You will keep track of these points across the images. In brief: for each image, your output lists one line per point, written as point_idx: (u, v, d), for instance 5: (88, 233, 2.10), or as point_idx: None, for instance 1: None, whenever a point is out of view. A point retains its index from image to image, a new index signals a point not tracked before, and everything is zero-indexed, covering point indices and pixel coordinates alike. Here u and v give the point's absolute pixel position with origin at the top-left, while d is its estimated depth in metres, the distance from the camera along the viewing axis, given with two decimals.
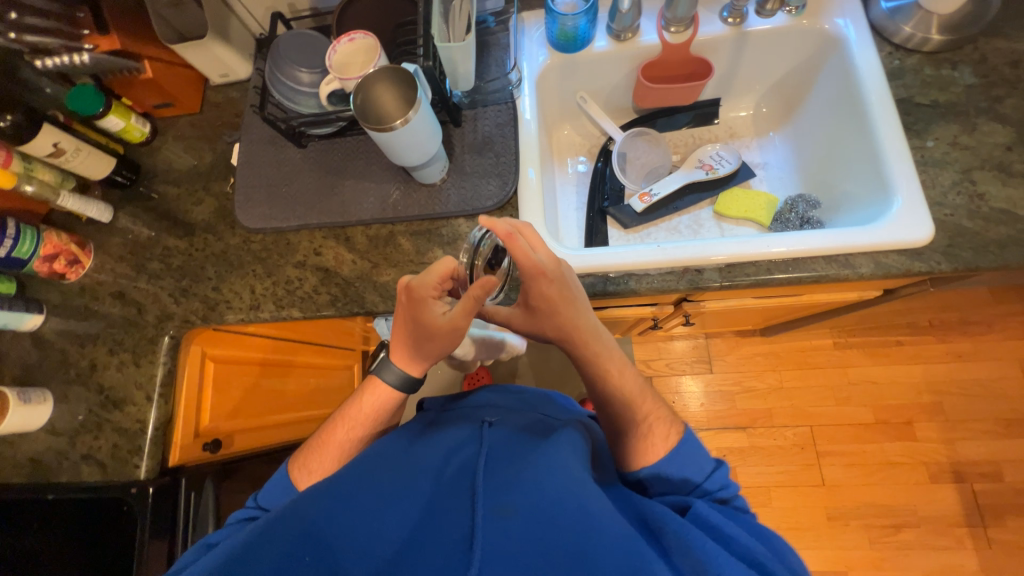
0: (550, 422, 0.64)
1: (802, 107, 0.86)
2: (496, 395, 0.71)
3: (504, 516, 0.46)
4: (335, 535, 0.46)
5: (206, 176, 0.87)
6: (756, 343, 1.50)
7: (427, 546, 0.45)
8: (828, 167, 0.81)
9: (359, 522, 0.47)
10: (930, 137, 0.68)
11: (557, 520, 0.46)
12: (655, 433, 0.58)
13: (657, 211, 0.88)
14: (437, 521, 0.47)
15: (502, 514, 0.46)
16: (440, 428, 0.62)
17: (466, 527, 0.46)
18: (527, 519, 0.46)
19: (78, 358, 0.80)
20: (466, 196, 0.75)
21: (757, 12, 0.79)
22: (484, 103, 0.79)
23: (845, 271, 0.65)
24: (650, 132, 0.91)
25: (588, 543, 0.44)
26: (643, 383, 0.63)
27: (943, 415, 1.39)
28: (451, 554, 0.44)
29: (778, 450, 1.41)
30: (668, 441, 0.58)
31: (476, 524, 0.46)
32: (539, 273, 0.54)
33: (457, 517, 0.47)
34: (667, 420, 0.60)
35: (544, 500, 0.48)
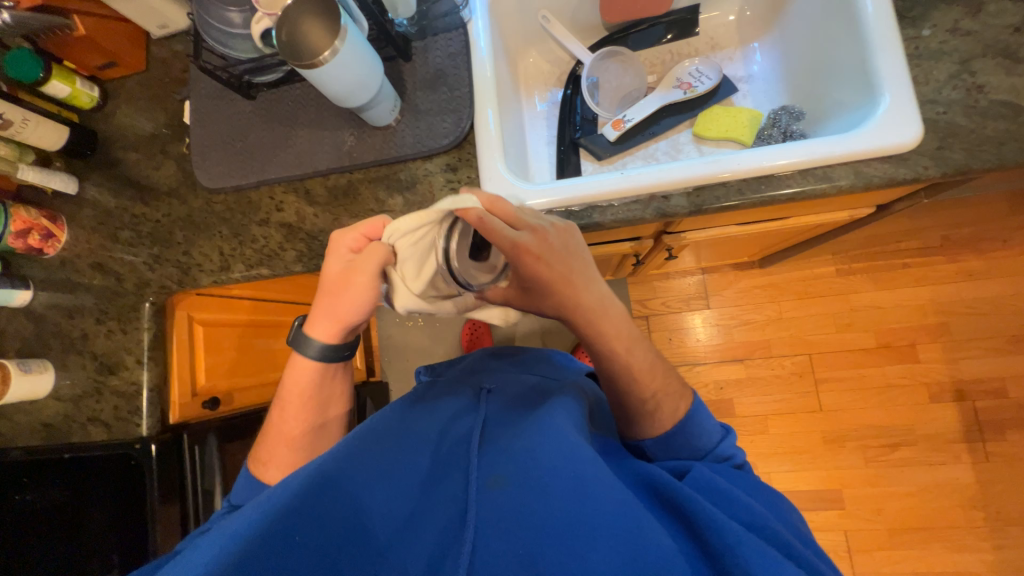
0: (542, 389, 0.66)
1: (789, 5, 0.76)
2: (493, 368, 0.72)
3: (496, 487, 0.47)
4: (328, 499, 0.45)
5: (163, 139, 0.84)
6: (754, 276, 1.46)
7: (422, 524, 0.46)
8: (816, 73, 0.73)
9: (350, 491, 0.46)
10: (927, 25, 0.60)
11: (550, 482, 0.46)
12: (664, 409, 0.60)
13: (632, 138, 0.82)
14: (436, 495, 0.49)
15: (495, 484, 0.48)
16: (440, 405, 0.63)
17: (461, 502, 0.47)
18: (516, 488, 0.47)
19: (70, 328, 0.83)
20: (421, 136, 0.71)
21: None
22: (433, 31, 0.73)
23: (823, 186, 0.60)
24: (623, 51, 0.84)
25: (581, 505, 0.43)
26: (655, 357, 0.62)
27: (949, 335, 1.36)
28: (447, 530, 0.45)
29: (777, 380, 1.42)
30: (677, 412, 0.60)
31: (469, 497, 0.47)
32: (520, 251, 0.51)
33: (454, 491, 0.49)
34: (678, 393, 0.62)
35: (535, 465, 0.48)
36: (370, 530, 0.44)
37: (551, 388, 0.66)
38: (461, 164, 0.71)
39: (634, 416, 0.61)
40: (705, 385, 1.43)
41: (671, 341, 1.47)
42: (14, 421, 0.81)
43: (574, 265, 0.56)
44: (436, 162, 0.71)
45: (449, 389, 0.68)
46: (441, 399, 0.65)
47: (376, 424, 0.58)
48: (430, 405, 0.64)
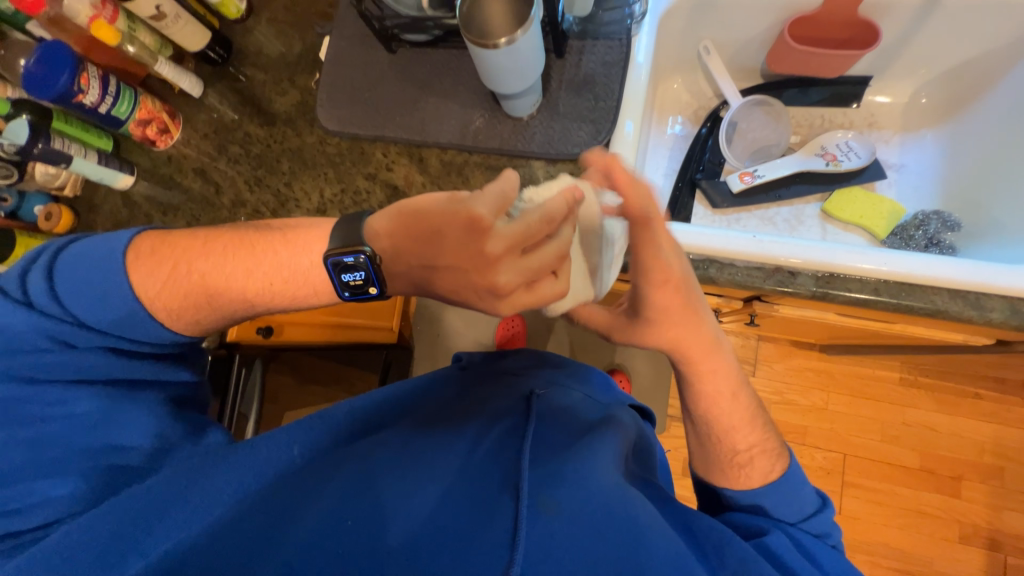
0: (589, 411, 0.62)
1: (978, 104, 0.70)
2: (533, 366, 0.69)
3: (548, 513, 0.44)
4: (372, 494, 0.45)
5: (294, 66, 0.84)
6: (811, 358, 1.40)
7: (461, 537, 0.42)
8: (985, 186, 0.68)
9: (391, 492, 0.45)
10: None
11: (603, 521, 0.45)
12: (755, 466, 0.57)
13: (756, 195, 0.78)
14: (475, 510, 0.45)
15: (546, 510, 0.45)
16: (477, 402, 0.60)
17: (509, 524, 0.43)
18: (569, 520, 0.44)
19: (160, 225, 0.85)
20: (552, 138, 0.69)
21: None
22: (594, 35, 0.69)
23: (971, 312, 0.56)
24: (772, 103, 0.79)
25: (637, 556, 0.43)
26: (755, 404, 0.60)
27: (1000, 482, 1.27)
28: (492, 551, 0.41)
29: (802, 469, 1.36)
30: (771, 474, 0.56)
31: (519, 518, 0.43)
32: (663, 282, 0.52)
33: (498, 511, 0.45)
34: (775, 452, 0.57)
35: (588, 501, 0.46)
36: (403, 536, 0.42)
37: (596, 411, 0.62)
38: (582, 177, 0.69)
39: (716, 464, 0.59)
40: None
41: None
42: None
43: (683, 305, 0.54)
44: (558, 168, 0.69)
45: (490, 389, 0.64)
46: (481, 400, 0.60)
47: (425, 419, 0.56)
48: (466, 407, 0.59)
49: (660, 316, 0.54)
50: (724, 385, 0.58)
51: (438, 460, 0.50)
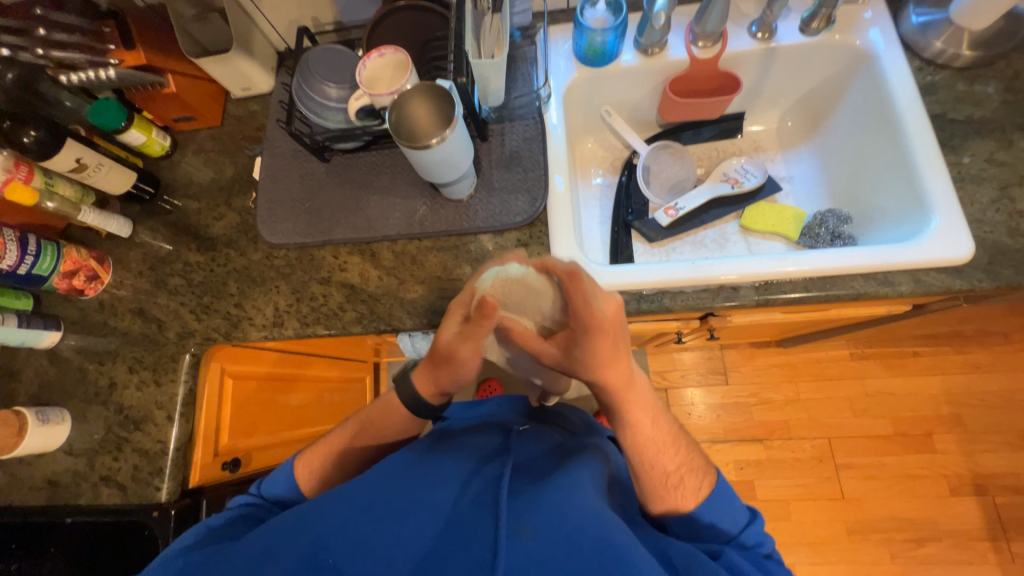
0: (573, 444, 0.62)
1: (830, 119, 0.85)
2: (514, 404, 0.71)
3: (524, 538, 0.45)
4: (355, 541, 0.46)
5: (228, 190, 0.86)
6: (771, 354, 1.49)
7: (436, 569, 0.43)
8: (857, 181, 0.80)
9: (373, 532, 0.47)
10: (966, 153, 0.67)
11: (580, 547, 0.44)
12: (687, 485, 0.56)
13: (683, 224, 0.87)
14: (454, 543, 0.45)
15: (523, 535, 0.45)
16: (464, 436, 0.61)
17: (489, 546, 0.44)
18: (546, 548, 0.44)
19: (97, 376, 0.78)
20: (495, 212, 0.74)
21: (803, 31, 0.76)
22: (511, 118, 0.77)
23: (884, 289, 0.64)
24: (674, 145, 0.90)
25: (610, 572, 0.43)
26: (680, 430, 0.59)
27: (963, 427, 1.38)
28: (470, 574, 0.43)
29: (797, 463, 1.40)
30: (700, 492, 0.56)
31: (499, 543, 0.44)
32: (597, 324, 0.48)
33: (479, 537, 0.45)
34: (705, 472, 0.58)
35: (565, 524, 0.46)
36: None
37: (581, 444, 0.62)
38: (529, 241, 0.73)
39: (653, 490, 0.56)
40: (725, 465, 1.41)
41: (690, 416, 1.46)
42: (14, 475, 0.75)
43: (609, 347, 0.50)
44: (507, 236, 0.74)
45: (479, 425, 0.65)
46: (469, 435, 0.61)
47: (414, 461, 0.55)
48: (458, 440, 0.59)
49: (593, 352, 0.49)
50: (647, 414, 0.55)
51: (424, 495, 0.50)
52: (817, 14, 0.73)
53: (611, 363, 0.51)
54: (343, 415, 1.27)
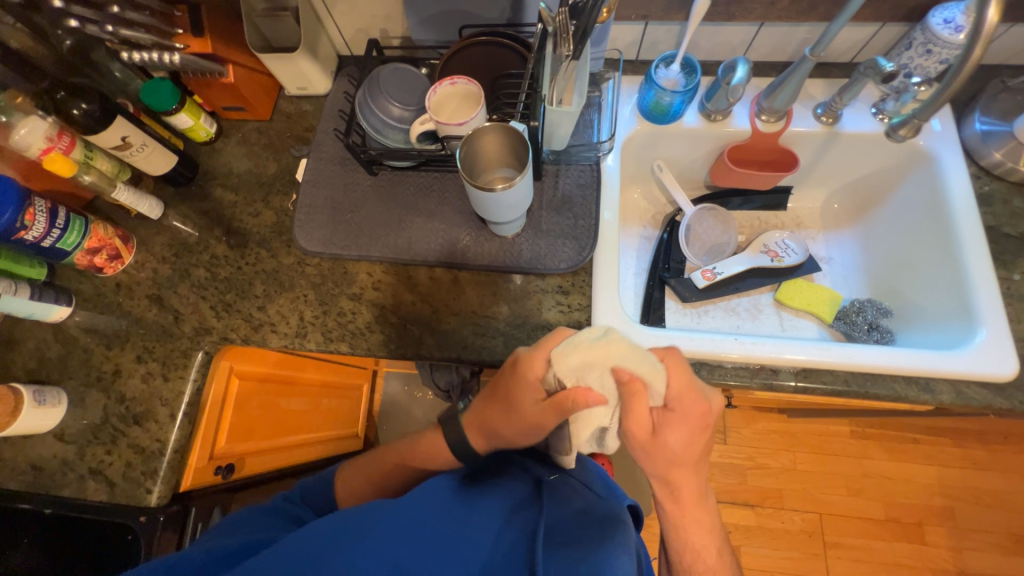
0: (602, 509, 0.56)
1: (877, 209, 0.85)
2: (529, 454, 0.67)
3: None
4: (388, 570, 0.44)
5: (267, 187, 0.84)
6: (773, 420, 1.48)
7: None
8: (900, 276, 0.80)
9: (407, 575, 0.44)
10: (1017, 270, 0.68)
11: None
12: None
13: (719, 289, 0.86)
14: None
15: None
16: (490, 481, 0.57)
17: None
18: None
19: (102, 360, 0.75)
20: (540, 254, 0.73)
21: (889, 136, 0.76)
22: (567, 161, 0.77)
23: (925, 396, 0.63)
24: (719, 210, 0.89)
25: None
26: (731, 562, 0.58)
27: (954, 521, 1.37)
28: None
29: (786, 535, 1.38)
30: None
31: None
32: (694, 412, 0.51)
33: None
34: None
35: None
36: None
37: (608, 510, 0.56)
38: (571, 289, 0.72)
39: None
40: None
41: None
42: None
43: (689, 456, 0.52)
44: (549, 280, 0.73)
45: (505, 465, 0.62)
46: (497, 482, 0.57)
47: (447, 501, 0.52)
48: (483, 486, 0.55)
49: (674, 453, 0.51)
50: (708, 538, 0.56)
51: (460, 538, 0.48)
52: (907, 124, 0.73)
53: (680, 465, 0.52)
54: (339, 422, 1.24)
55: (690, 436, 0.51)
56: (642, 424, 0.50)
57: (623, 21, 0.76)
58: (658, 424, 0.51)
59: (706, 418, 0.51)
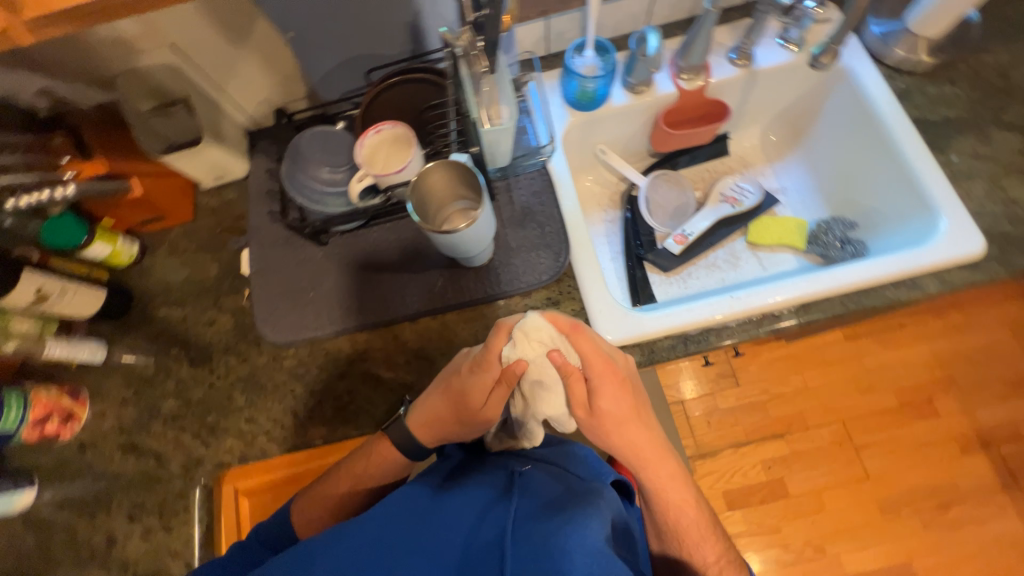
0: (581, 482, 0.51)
1: (811, 130, 0.88)
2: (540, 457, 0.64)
3: None
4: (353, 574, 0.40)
5: (215, 291, 0.77)
6: (773, 348, 1.51)
7: None
8: (853, 186, 0.83)
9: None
10: (952, 151, 0.72)
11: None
12: None
13: (695, 250, 0.87)
14: None
15: None
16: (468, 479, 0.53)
17: None
18: None
19: (91, 533, 0.67)
20: (518, 273, 0.71)
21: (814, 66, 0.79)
22: (515, 172, 0.75)
23: (915, 293, 0.66)
24: (671, 173, 0.90)
25: None
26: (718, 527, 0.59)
27: (957, 386, 1.45)
28: None
29: (820, 451, 1.42)
30: None
31: None
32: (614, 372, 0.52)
33: None
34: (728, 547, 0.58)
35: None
36: None
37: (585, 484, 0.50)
38: (561, 298, 0.70)
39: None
40: (754, 466, 1.42)
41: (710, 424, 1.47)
42: None
43: (625, 411, 0.52)
44: (536, 296, 0.71)
45: (490, 461, 0.57)
46: (475, 477, 0.53)
47: (423, 505, 0.47)
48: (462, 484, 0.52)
49: (613, 411, 0.52)
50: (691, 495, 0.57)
51: (430, 532, 0.45)
52: (828, 49, 0.76)
53: (625, 421, 0.52)
54: None
55: (619, 391, 0.52)
56: (579, 398, 0.52)
57: (529, 20, 0.76)
58: (588, 392, 0.52)
59: (621, 370, 0.52)
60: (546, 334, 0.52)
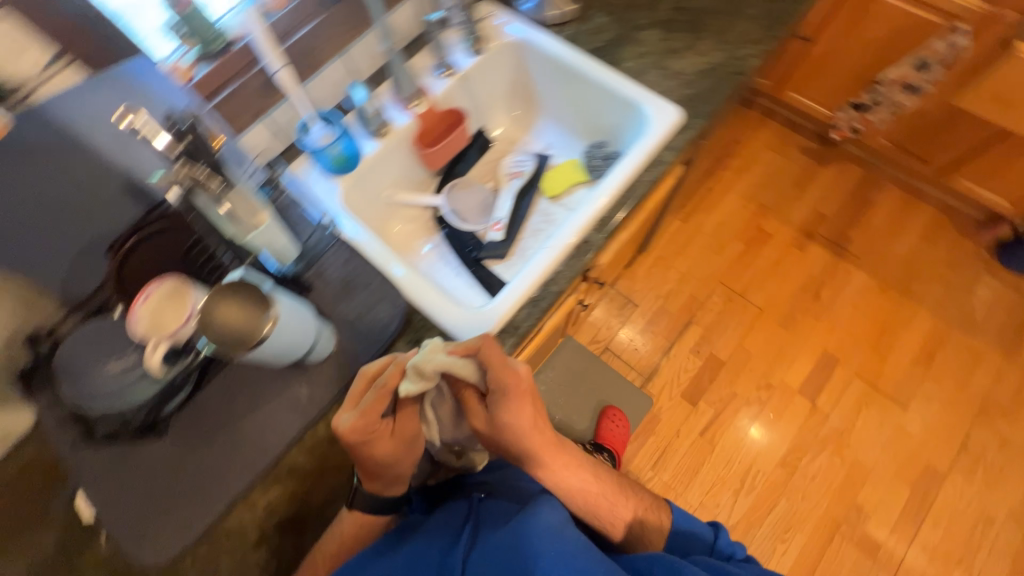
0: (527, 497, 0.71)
1: (537, 93, 1.02)
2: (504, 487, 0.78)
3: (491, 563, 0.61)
4: None
5: (64, 559, 0.65)
6: (642, 262, 1.73)
7: None
8: (588, 117, 0.98)
9: None
10: (624, 60, 0.90)
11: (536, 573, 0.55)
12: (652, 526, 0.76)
13: (514, 228, 0.96)
14: None
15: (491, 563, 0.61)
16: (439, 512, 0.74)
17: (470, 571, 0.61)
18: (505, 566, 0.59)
19: None
20: (368, 337, 0.72)
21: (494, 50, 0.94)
22: (317, 255, 0.76)
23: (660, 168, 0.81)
24: (460, 180, 1.00)
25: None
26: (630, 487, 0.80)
27: (769, 208, 1.79)
28: None
29: (720, 315, 1.65)
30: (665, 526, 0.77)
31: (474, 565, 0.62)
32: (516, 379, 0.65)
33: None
34: (653, 504, 0.79)
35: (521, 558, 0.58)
36: None
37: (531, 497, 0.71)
38: (420, 335, 0.74)
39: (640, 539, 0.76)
40: (686, 359, 1.59)
41: (637, 350, 1.62)
42: None
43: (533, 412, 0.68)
44: (398, 347, 0.73)
45: (453, 507, 0.73)
46: (444, 518, 0.71)
47: (409, 549, 0.66)
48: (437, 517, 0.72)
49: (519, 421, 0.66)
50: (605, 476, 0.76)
51: (419, 558, 0.64)
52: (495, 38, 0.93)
53: (533, 428, 0.68)
54: None
55: (524, 399, 0.66)
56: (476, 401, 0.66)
57: (250, 124, 0.77)
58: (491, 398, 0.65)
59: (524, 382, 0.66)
60: (438, 364, 0.59)
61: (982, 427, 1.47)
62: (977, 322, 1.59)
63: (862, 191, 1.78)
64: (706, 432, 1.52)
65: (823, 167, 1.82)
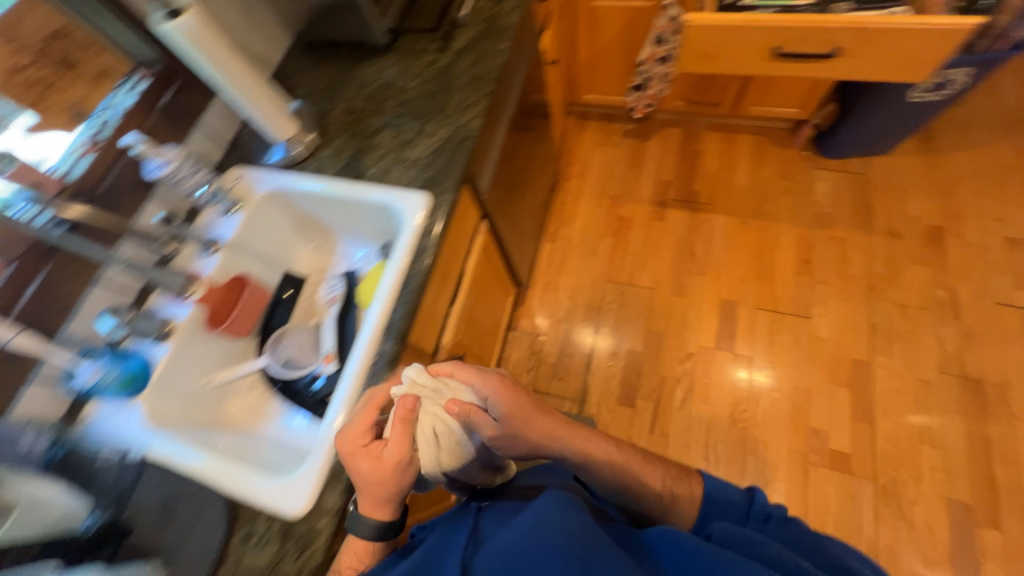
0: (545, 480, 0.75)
1: (322, 221, 1.06)
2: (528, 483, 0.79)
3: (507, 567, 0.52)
4: None
5: None
6: (533, 295, 1.76)
7: None
8: (370, 226, 1.02)
9: None
10: (367, 169, 0.96)
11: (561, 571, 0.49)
12: (682, 496, 0.71)
13: (346, 350, 0.95)
14: None
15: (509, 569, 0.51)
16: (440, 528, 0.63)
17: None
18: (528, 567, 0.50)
19: None
20: (199, 551, 0.69)
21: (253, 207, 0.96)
22: (125, 491, 0.73)
23: (427, 253, 0.84)
24: (283, 330, 0.99)
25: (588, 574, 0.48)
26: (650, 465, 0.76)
27: (620, 195, 1.89)
28: None
29: (620, 310, 1.69)
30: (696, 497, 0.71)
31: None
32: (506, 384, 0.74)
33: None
34: (682, 473, 0.74)
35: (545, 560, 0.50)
36: None
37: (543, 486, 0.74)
38: (252, 526, 0.70)
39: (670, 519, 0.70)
40: (608, 364, 1.61)
41: (563, 377, 1.62)
42: None
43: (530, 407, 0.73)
44: (233, 546, 0.69)
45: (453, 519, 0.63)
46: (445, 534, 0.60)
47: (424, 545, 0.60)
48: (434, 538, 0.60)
49: (518, 410, 0.72)
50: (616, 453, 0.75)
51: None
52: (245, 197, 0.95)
53: (532, 415, 0.73)
54: None
55: (514, 394, 0.73)
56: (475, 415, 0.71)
57: (15, 399, 0.76)
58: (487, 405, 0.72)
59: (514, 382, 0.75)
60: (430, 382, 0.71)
61: (879, 303, 1.54)
62: (830, 214, 1.70)
63: (688, 147, 1.92)
64: (655, 424, 1.51)
65: (648, 141, 1.96)
